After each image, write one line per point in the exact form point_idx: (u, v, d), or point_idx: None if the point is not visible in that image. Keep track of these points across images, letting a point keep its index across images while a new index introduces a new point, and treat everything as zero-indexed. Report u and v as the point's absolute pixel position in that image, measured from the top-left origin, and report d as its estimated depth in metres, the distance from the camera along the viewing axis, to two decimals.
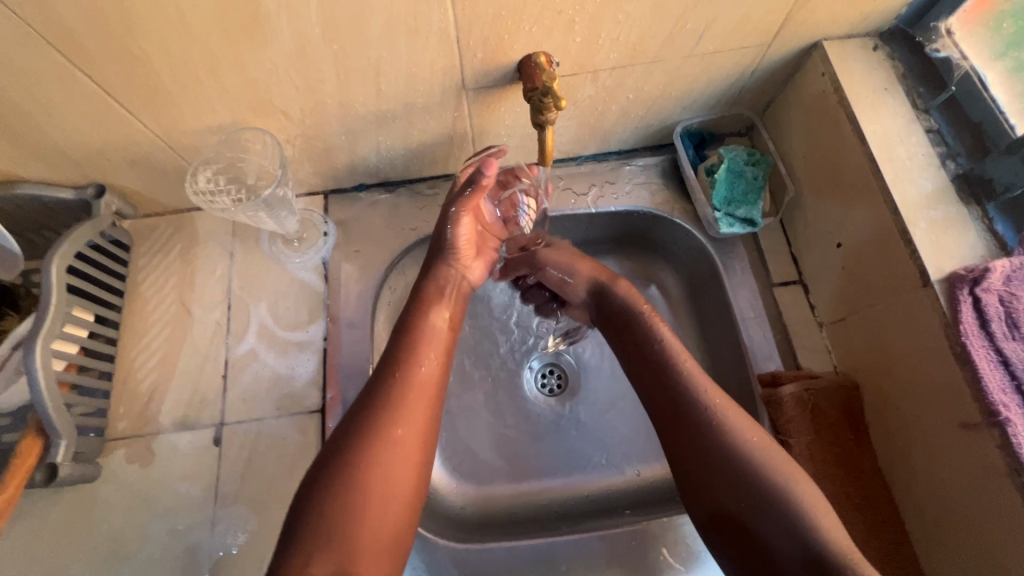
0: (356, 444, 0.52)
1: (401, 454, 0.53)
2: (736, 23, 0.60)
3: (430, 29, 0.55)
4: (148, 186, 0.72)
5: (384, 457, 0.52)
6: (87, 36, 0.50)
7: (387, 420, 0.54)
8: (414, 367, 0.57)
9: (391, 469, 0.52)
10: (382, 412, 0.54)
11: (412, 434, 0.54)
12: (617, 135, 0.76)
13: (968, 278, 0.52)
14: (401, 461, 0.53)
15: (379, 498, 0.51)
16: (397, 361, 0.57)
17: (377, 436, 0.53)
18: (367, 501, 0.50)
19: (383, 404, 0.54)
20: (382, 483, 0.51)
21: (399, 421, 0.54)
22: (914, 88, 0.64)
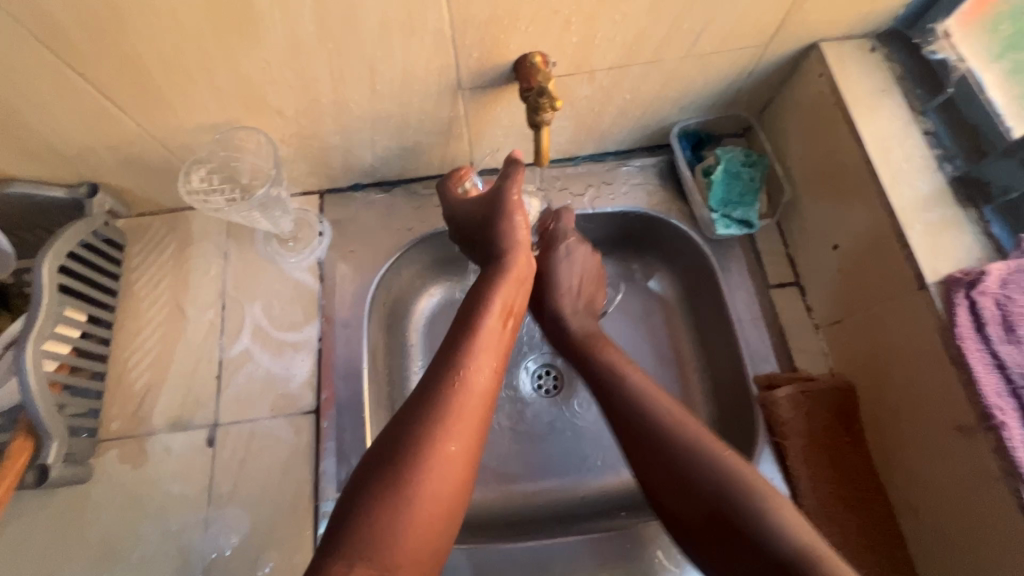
0: (405, 455, 0.46)
1: (454, 467, 0.47)
2: (734, 24, 0.59)
3: (426, 28, 0.55)
4: (141, 185, 0.71)
5: (435, 466, 0.46)
6: (78, 34, 0.50)
7: (441, 425, 0.48)
8: (469, 369, 0.52)
9: (442, 481, 0.46)
10: (436, 421, 0.48)
11: (466, 444, 0.48)
12: (614, 135, 0.76)
13: (964, 281, 0.52)
14: (450, 480, 0.46)
15: (426, 518, 0.44)
16: (455, 361, 0.52)
17: (430, 447, 0.47)
18: (414, 513, 0.44)
19: (438, 407, 0.49)
20: (433, 492, 0.45)
21: (453, 435, 0.48)
22: (911, 89, 0.64)
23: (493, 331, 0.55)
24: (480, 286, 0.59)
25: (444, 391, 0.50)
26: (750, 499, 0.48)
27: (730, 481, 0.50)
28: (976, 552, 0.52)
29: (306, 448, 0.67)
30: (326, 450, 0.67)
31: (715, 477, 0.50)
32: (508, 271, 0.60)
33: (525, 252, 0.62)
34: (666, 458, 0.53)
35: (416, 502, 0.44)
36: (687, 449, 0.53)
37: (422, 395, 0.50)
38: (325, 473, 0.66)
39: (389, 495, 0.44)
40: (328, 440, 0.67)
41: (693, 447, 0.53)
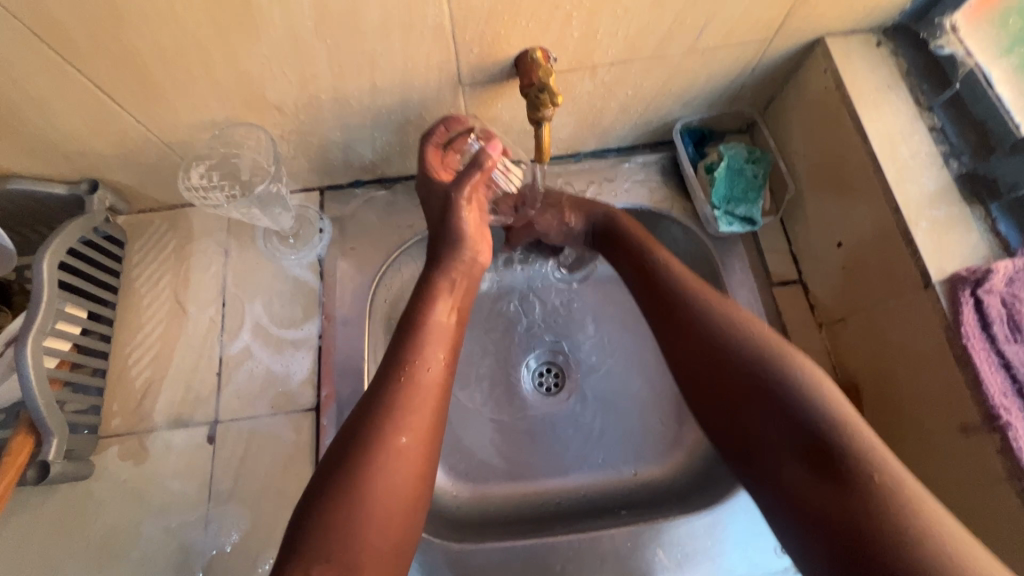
0: (358, 451, 0.48)
1: (406, 460, 0.49)
2: (737, 18, 0.59)
3: (426, 23, 0.54)
4: (141, 182, 0.71)
5: (389, 461, 0.48)
6: (76, 30, 0.50)
7: (394, 420, 0.50)
8: (421, 363, 0.54)
9: (398, 475, 0.48)
10: (385, 416, 0.50)
11: (420, 435, 0.51)
12: (616, 131, 0.75)
13: (970, 279, 0.51)
14: (403, 469, 0.49)
15: (383, 508, 0.47)
16: (405, 358, 0.54)
17: (380, 442, 0.49)
18: (372, 510, 0.46)
19: (390, 404, 0.51)
20: (388, 484, 0.48)
21: (403, 428, 0.50)
22: (918, 85, 0.63)
23: (440, 325, 0.58)
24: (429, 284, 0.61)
25: (397, 387, 0.52)
26: (790, 381, 0.51)
27: (775, 369, 0.52)
28: None
29: (305, 446, 0.67)
30: (325, 448, 0.67)
31: (759, 365, 0.53)
32: (455, 269, 0.62)
33: (478, 246, 0.63)
34: (712, 350, 0.56)
35: (373, 498, 0.47)
36: (736, 340, 0.55)
37: (374, 393, 0.52)
38: None
39: (347, 495, 0.46)
40: (328, 438, 0.67)
41: (742, 341, 0.55)
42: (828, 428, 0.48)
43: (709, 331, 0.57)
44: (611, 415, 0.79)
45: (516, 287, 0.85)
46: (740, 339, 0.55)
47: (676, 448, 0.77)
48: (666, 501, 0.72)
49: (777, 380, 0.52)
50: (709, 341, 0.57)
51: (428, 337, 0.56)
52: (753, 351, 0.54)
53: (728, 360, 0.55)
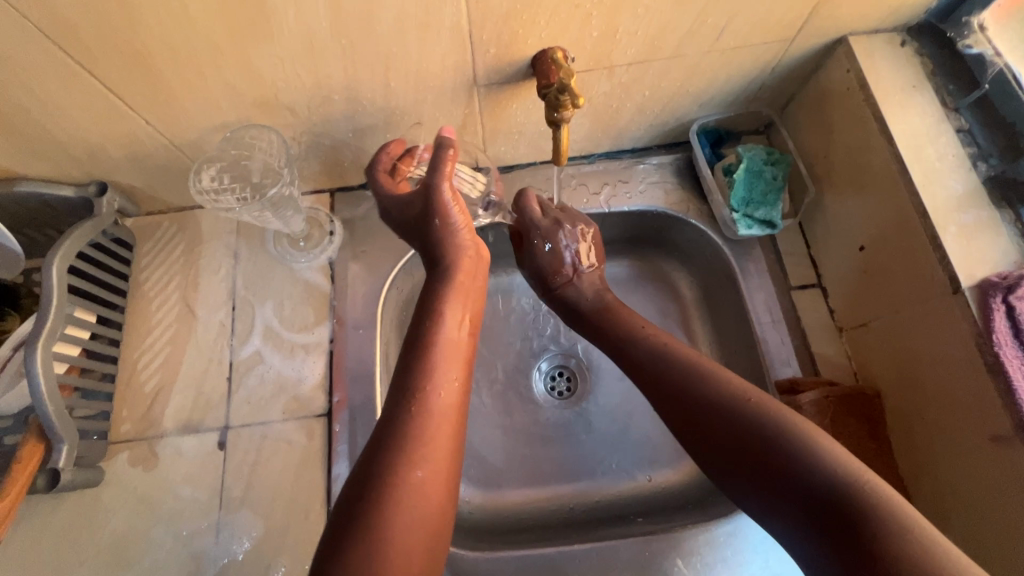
0: (373, 487, 0.45)
1: (424, 495, 0.46)
2: (759, 17, 0.57)
3: (443, 23, 0.53)
4: (150, 184, 0.70)
5: (408, 494, 0.45)
6: (86, 30, 0.49)
7: (409, 450, 0.47)
8: (433, 387, 0.51)
9: (417, 508, 0.45)
10: (399, 449, 0.47)
11: (439, 463, 0.48)
12: (632, 132, 0.74)
13: (1002, 286, 0.50)
14: (423, 506, 0.45)
15: (405, 553, 0.43)
16: (417, 382, 0.51)
17: (395, 478, 0.45)
18: (395, 550, 0.43)
19: (405, 432, 0.48)
20: (409, 525, 0.44)
21: (419, 461, 0.47)
22: (943, 86, 0.62)
23: (452, 345, 0.54)
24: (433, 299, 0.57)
25: (410, 415, 0.49)
26: (791, 440, 0.47)
27: (772, 425, 0.49)
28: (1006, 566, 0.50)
29: (317, 453, 0.66)
30: (338, 454, 0.65)
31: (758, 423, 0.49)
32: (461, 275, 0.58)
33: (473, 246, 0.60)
34: (706, 413, 0.53)
35: (395, 537, 0.43)
36: (733, 396, 0.52)
37: (386, 424, 0.49)
38: (337, 477, 0.65)
39: (369, 534, 0.43)
40: (341, 445, 0.66)
41: (737, 398, 0.52)
42: (842, 486, 0.43)
43: (701, 393, 0.54)
44: (625, 420, 0.77)
45: (529, 290, 0.84)
46: (734, 398, 0.52)
47: None
48: (682, 508, 0.71)
49: (774, 440, 0.48)
50: (699, 402, 0.54)
51: (441, 359, 0.53)
52: (747, 410, 0.50)
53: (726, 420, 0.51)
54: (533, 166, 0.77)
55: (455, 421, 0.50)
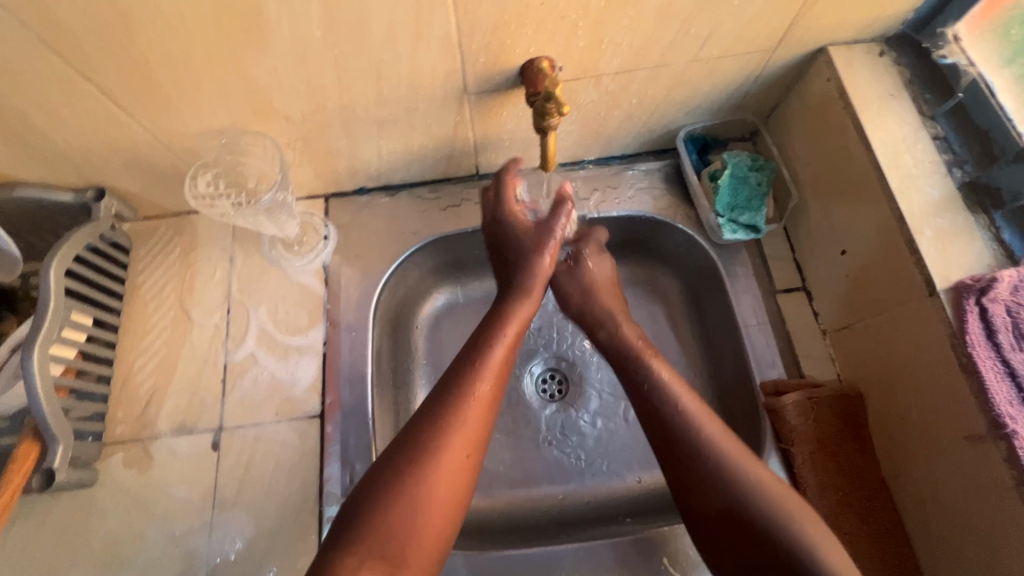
0: (412, 452, 0.50)
1: (457, 469, 0.50)
2: (741, 28, 0.59)
3: (432, 33, 0.55)
4: (147, 189, 0.71)
5: (440, 472, 0.49)
6: (86, 39, 0.50)
7: (442, 438, 0.51)
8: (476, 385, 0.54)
9: (445, 490, 0.49)
10: (442, 423, 0.51)
11: (463, 457, 0.51)
12: (620, 139, 0.75)
13: (975, 288, 0.52)
14: (454, 480, 0.50)
15: (432, 516, 0.48)
16: (462, 378, 0.55)
17: (435, 447, 0.50)
18: (418, 522, 0.47)
19: (439, 421, 0.51)
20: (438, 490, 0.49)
21: (458, 437, 0.51)
22: (920, 94, 0.63)
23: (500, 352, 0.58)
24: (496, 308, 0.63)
25: (447, 404, 0.53)
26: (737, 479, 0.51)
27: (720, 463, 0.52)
28: (985, 562, 0.51)
29: (309, 454, 0.67)
30: (330, 455, 0.66)
31: (715, 460, 0.52)
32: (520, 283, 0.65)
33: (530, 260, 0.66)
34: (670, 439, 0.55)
35: (422, 511, 0.47)
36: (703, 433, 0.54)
37: (426, 408, 0.53)
38: (329, 477, 0.66)
39: (395, 504, 0.47)
40: (334, 445, 0.67)
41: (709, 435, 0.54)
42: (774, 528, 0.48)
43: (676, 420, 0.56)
44: (615, 421, 0.79)
45: None
46: (702, 436, 0.54)
47: None
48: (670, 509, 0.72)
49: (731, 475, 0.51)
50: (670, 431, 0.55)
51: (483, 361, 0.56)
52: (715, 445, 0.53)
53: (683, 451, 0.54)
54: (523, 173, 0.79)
55: (486, 418, 0.54)
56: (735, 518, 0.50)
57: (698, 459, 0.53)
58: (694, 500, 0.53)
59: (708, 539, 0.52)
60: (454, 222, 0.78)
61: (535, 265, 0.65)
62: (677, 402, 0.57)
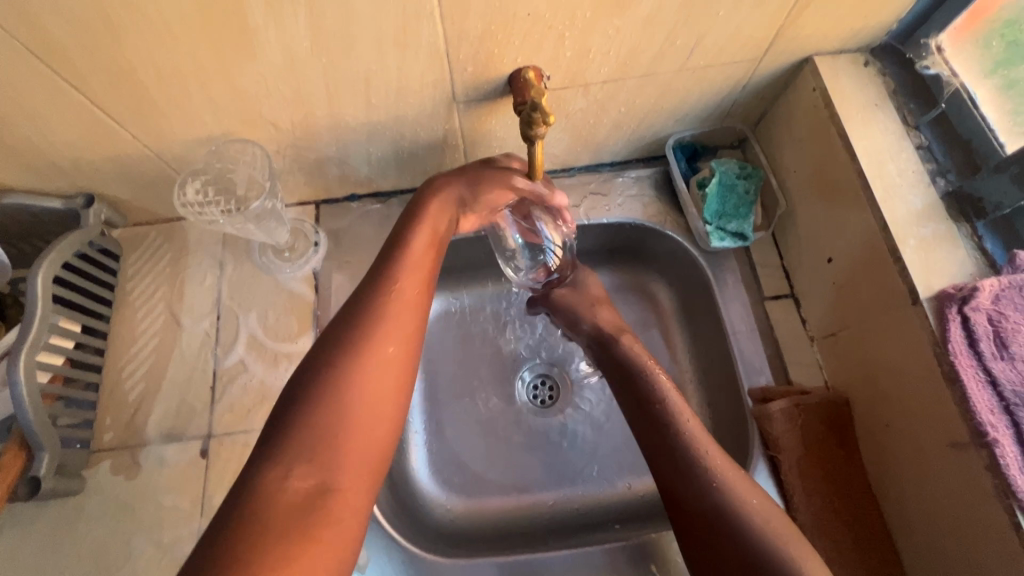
0: (340, 353, 0.49)
1: (388, 367, 0.50)
2: (727, 38, 0.60)
3: (420, 43, 0.55)
4: (137, 196, 0.72)
5: (365, 374, 0.48)
6: (74, 49, 0.50)
7: (370, 337, 0.51)
8: (400, 289, 0.54)
9: (373, 388, 0.48)
10: (367, 325, 0.51)
11: (395, 357, 0.51)
12: (610, 146, 0.76)
13: (957, 297, 0.52)
14: (386, 377, 0.49)
15: (366, 419, 0.47)
16: (381, 285, 0.54)
17: (365, 350, 0.49)
18: (345, 423, 0.46)
19: (360, 325, 0.51)
20: (370, 392, 0.48)
21: (388, 338, 0.51)
22: (904, 104, 0.64)
23: (418, 252, 0.58)
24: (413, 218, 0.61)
25: (365, 310, 0.52)
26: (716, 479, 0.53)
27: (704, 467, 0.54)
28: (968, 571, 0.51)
29: None
30: None
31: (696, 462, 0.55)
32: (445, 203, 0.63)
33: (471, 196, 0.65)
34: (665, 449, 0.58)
35: (349, 412, 0.46)
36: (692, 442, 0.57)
37: (348, 319, 0.52)
38: None
39: (319, 408, 0.46)
40: None
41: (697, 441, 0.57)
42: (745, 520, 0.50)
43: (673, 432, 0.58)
44: (605, 428, 0.79)
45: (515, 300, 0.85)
46: (685, 435, 0.57)
47: None
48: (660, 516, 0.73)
49: (720, 481, 0.53)
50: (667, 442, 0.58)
51: (401, 264, 0.56)
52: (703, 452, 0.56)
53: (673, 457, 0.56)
54: None
55: (411, 318, 0.54)
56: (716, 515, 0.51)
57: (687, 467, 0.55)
58: (678, 503, 0.54)
59: (688, 543, 0.52)
60: None
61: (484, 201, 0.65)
62: (671, 413, 0.60)
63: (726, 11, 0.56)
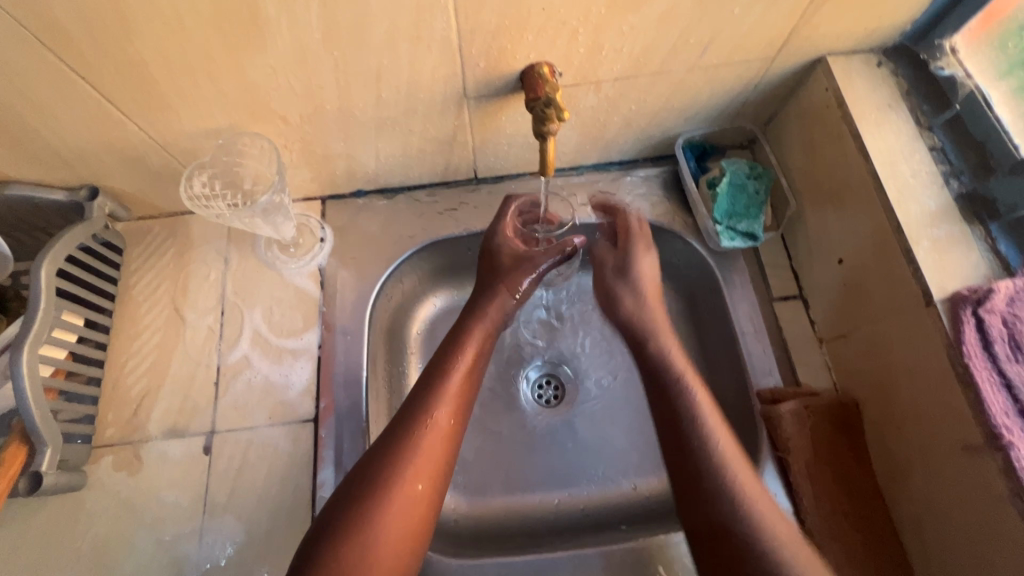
0: (375, 483, 0.50)
1: (416, 502, 0.50)
2: (741, 37, 0.59)
3: (433, 37, 0.54)
4: (142, 189, 0.71)
5: (395, 503, 0.49)
6: (82, 38, 0.49)
7: (400, 466, 0.51)
8: (435, 412, 0.55)
9: (400, 522, 0.49)
10: (400, 455, 0.52)
11: (425, 485, 0.52)
12: (619, 145, 0.76)
13: (971, 299, 0.52)
14: (413, 512, 0.50)
15: (389, 550, 0.48)
16: (417, 415, 0.55)
17: (394, 483, 0.50)
18: (370, 558, 0.47)
19: (391, 456, 0.52)
20: (397, 525, 0.49)
21: (420, 471, 0.52)
22: (918, 106, 0.64)
23: (458, 378, 0.59)
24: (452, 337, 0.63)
25: (399, 439, 0.53)
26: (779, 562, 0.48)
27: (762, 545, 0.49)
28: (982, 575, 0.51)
29: (302, 459, 0.66)
30: (323, 459, 0.66)
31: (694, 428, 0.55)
32: (486, 317, 0.65)
33: (502, 303, 0.66)
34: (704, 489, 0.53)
35: (376, 546, 0.47)
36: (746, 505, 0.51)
37: (382, 445, 0.53)
38: (322, 483, 0.65)
39: (350, 538, 0.47)
40: (327, 450, 0.66)
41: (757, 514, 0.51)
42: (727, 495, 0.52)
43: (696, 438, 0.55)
44: (612, 428, 0.78)
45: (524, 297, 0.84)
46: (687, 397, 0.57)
47: None
48: (668, 517, 0.72)
49: (783, 567, 0.47)
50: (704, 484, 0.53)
51: (441, 391, 0.57)
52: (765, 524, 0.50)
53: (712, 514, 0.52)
54: (522, 178, 0.79)
55: (442, 444, 0.54)
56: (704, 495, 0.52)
57: (725, 528, 0.50)
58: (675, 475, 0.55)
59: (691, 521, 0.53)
60: (452, 226, 0.78)
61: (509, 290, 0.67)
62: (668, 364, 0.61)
63: (741, 9, 0.56)
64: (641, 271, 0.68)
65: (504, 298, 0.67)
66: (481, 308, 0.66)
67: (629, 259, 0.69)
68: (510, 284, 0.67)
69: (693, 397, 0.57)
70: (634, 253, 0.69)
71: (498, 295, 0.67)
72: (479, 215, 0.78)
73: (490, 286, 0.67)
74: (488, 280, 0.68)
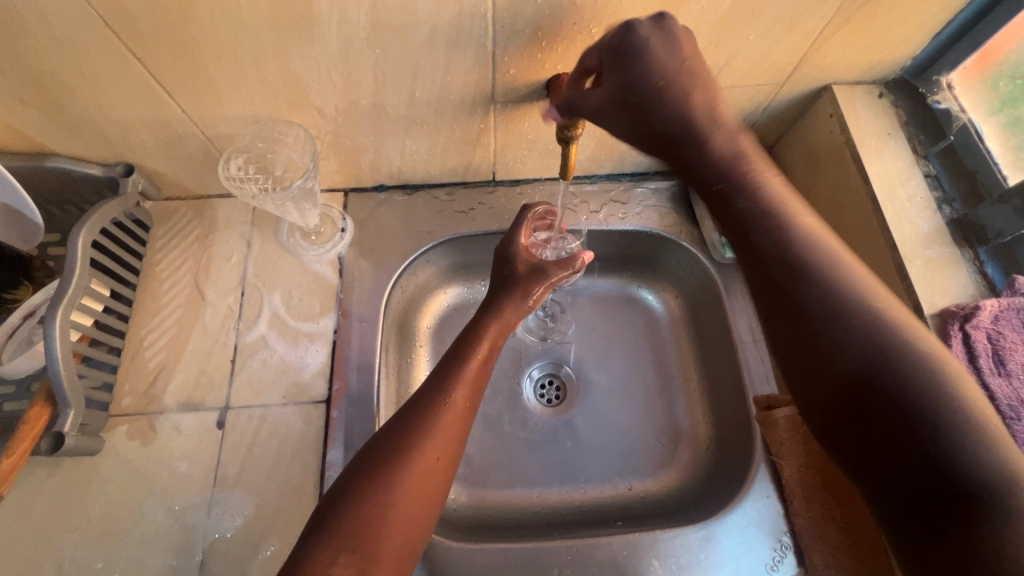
0: (393, 455, 0.52)
1: (430, 476, 0.53)
2: (754, 61, 0.63)
3: (470, 42, 0.58)
4: (174, 170, 0.74)
5: (412, 475, 0.51)
6: (144, 23, 0.53)
7: (417, 439, 0.54)
8: (451, 395, 0.58)
9: (417, 491, 0.51)
10: (418, 431, 0.54)
11: (438, 461, 0.54)
12: (632, 160, 0.82)
13: (959, 314, 0.56)
14: (428, 485, 0.52)
15: (405, 517, 0.50)
16: (436, 395, 0.58)
17: (409, 456, 0.52)
18: (388, 521, 0.49)
19: (413, 431, 0.54)
20: (412, 496, 0.51)
21: (436, 447, 0.54)
22: (915, 135, 0.69)
23: (474, 367, 0.62)
24: (474, 327, 0.66)
25: (418, 418, 0.56)
26: (953, 409, 0.42)
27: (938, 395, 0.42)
28: None
29: (313, 438, 0.68)
30: (333, 440, 0.68)
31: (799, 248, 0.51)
32: (507, 312, 0.68)
33: (512, 305, 0.69)
34: (808, 316, 0.49)
35: (396, 509, 0.49)
36: (892, 348, 0.45)
37: (401, 422, 0.55)
38: (331, 462, 0.67)
39: (370, 502, 0.49)
40: (337, 430, 0.68)
41: (922, 357, 0.44)
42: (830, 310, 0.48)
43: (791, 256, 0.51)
44: (610, 429, 0.80)
45: (548, 303, 0.88)
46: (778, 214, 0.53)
47: (671, 464, 0.79)
48: (660, 518, 0.74)
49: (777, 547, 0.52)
50: (822, 326, 0.48)
51: (459, 374, 0.60)
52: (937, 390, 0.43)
53: (852, 355, 0.46)
54: (538, 183, 0.83)
55: (458, 424, 0.57)
56: (841, 324, 0.47)
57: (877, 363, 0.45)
58: (783, 307, 0.50)
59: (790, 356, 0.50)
60: (468, 225, 0.81)
61: (516, 295, 0.70)
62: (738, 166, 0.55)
63: (756, 35, 0.60)
64: (667, 64, 0.52)
65: (516, 303, 0.69)
66: (498, 304, 0.69)
67: (650, 72, 0.52)
68: (525, 289, 0.70)
69: (783, 215, 0.53)
70: (668, 42, 0.52)
71: (514, 296, 0.70)
72: (495, 215, 0.81)
73: (506, 288, 0.70)
74: (501, 285, 0.71)
